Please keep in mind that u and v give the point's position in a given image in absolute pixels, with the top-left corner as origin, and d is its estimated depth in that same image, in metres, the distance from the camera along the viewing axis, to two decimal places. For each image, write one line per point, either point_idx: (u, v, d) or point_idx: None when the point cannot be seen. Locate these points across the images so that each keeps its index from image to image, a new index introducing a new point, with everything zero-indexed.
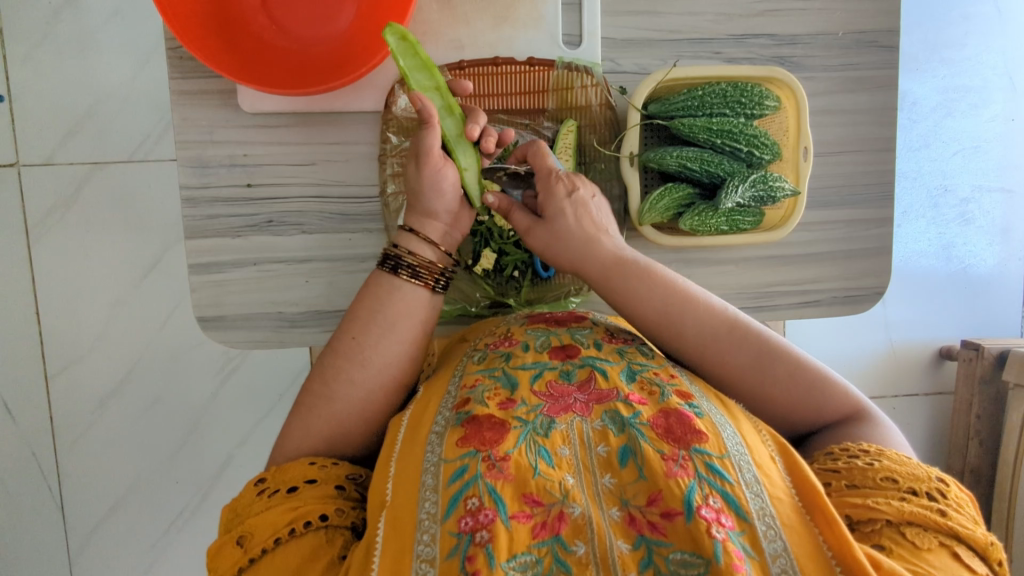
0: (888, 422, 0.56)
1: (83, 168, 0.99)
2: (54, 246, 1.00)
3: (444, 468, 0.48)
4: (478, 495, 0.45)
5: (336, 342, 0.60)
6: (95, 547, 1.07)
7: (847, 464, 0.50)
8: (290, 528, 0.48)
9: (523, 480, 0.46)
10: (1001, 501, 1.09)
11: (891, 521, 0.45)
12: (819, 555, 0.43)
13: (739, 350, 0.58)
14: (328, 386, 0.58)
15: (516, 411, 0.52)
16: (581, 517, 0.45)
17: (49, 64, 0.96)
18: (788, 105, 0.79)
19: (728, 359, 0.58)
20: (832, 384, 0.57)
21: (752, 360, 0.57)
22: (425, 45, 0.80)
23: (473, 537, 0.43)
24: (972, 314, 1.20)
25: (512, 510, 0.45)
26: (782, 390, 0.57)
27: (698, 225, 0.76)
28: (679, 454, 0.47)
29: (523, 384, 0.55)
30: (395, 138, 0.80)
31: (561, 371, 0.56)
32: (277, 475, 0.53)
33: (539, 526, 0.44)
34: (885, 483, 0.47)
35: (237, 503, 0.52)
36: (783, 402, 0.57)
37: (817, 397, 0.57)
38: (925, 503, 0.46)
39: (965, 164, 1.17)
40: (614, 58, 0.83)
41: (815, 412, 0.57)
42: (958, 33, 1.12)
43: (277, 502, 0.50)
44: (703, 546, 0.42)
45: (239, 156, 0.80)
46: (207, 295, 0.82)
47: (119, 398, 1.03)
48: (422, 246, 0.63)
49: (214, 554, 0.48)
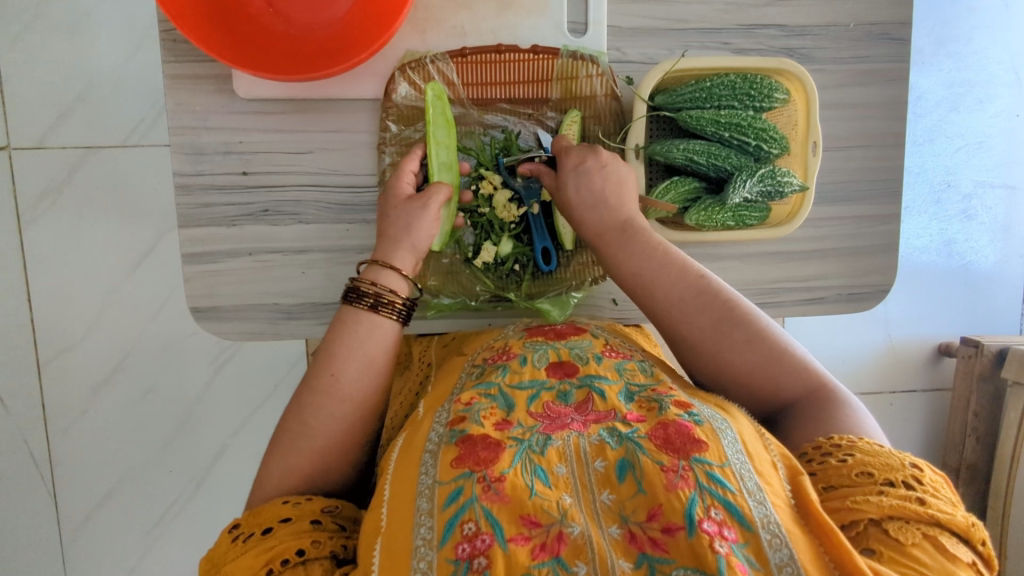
0: (855, 404, 0.54)
1: (75, 152, 0.96)
2: (45, 231, 0.97)
3: (439, 491, 0.47)
4: (474, 520, 0.44)
5: (312, 379, 0.59)
6: (88, 536, 1.06)
7: (821, 466, 0.48)
8: (267, 568, 0.47)
9: (519, 503, 0.45)
10: (996, 499, 1.08)
11: (874, 519, 0.44)
12: (821, 564, 0.41)
13: (700, 314, 0.60)
14: (307, 423, 0.57)
15: (511, 432, 0.51)
16: (580, 537, 0.43)
17: (40, 44, 0.94)
18: (797, 99, 0.77)
19: (691, 330, 0.60)
20: (792, 367, 0.57)
21: (712, 324, 0.60)
22: (426, 31, 0.78)
23: (470, 564, 0.42)
24: (971, 311, 1.19)
25: (508, 533, 0.43)
26: (744, 355, 0.58)
27: (704, 220, 0.75)
28: (679, 465, 0.45)
29: (519, 405, 0.54)
30: (394, 128, 0.78)
31: (558, 392, 0.56)
32: (252, 517, 0.51)
33: (538, 548, 0.43)
34: (861, 478, 0.46)
35: (212, 552, 0.50)
36: (743, 378, 0.58)
37: (772, 369, 0.57)
38: (903, 494, 0.45)
39: (969, 159, 1.15)
40: (620, 47, 0.81)
41: (773, 385, 0.57)
42: (965, 26, 1.11)
43: (250, 546, 0.48)
44: (706, 561, 0.41)
45: (234, 144, 0.78)
46: (201, 285, 0.80)
47: (111, 386, 1.02)
48: (390, 278, 0.65)
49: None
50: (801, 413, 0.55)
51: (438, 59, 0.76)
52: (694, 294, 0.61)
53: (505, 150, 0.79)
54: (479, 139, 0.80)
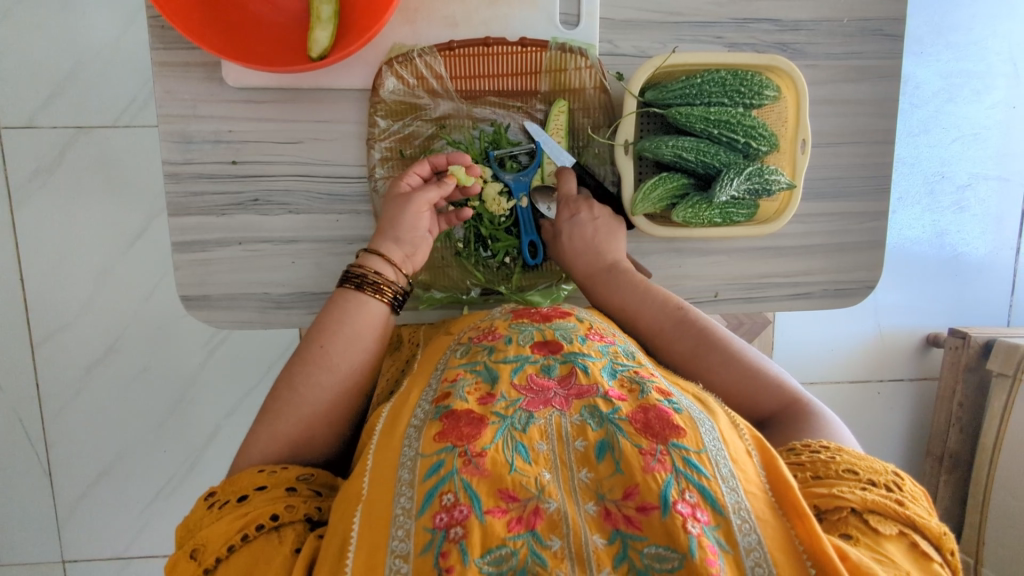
0: (822, 409, 0.58)
1: (66, 132, 0.96)
2: (36, 211, 0.97)
3: (421, 463, 0.47)
4: (454, 491, 0.44)
5: (303, 350, 0.62)
6: (83, 513, 1.08)
7: (810, 458, 0.50)
8: (242, 533, 0.47)
9: (499, 477, 0.45)
10: (977, 486, 1.10)
11: (856, 508, 0.45)
12: (790, 549, 0.42)
13: (680, 339, 0.66)
14: (297, 392, 0.59)
15: (495, 406, 0.51)
16: (556, 513, 0.43)
17: (29, 22, 0.93)
18: (787, 96, 0.77)
19: (675, 352, 0.66)
20: (767, 379, 0.61)
21: (692, 347, 0.65)
22: (416, 21, 0.77)
23: (447, 533, 0.42)
24: (961, 302, 1.19)
25: (486, 505, 0.43)
26: (723, 373, 0.62)
27: (690, 217, 0.75)
28: (657, 449, 0.46)
29: (503, 378, 0.54)
30: (383, 122, 0.79)
31: (542, 365, 0.55)
32: (227, 486, 0.52)
33: (514, 521, 0.43)
34: (847, 475, 0.48)
35: (188, 520, 0.51)
36: (726, 394, 0.62)
37: (750, 381, 0.61)
38: (884, 493, 0.46)
39: (963, 151, 1.15)
40: (612, 40, 0.81)
41: (751, 398, 0.61)
42: (963, 17, 1.11)
43: (226, 512, 0.49)
44: (678, 540, 0.41)
45: (224, 133, 0.78)
46: (191, 273, 0.80)
47: (104, 366, 1.02)
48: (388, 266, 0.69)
49: (170, 572, 0.48)
50: (778, 425, 0.58)
51: (426, 53, 0.77)
52: (677, 322, 0.68)
53: (495, 143, 0.79)
54: (469, 132, 0.80)
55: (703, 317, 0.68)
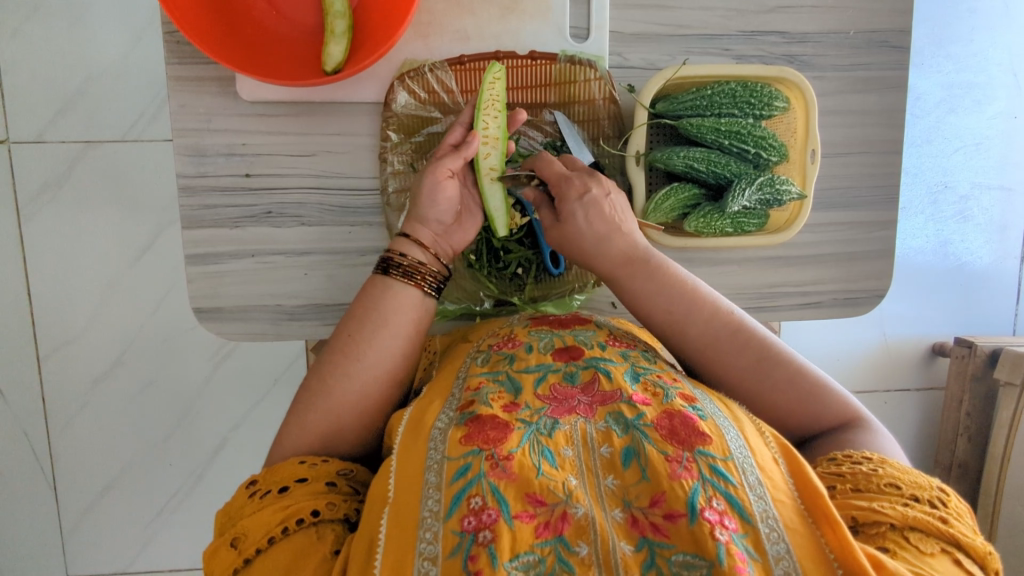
0: (882, 429, 0.57)
1: (75, 147, 0.96)
2: (44, 225, 0.97)
3: (447, 467, 0.47)
4: (481, 495, 0.44)
5: (334, 340, 0.63)
6: (89, 528, 1.07)
7: (850, 469, 0.50)
8: (283, 526, 0.48)
9: (526, 481, 0.45)
10: (986, 496, 1.09)
11: (895, 525, 0.45)
12: (821, 558, 0.42)
13: (738, 353, 0.61)
14: (326, 383, 0.59)
15: (519, 414, 0.51)
16: (584, 518, 0.43)
17: (39, 38, 0.94)
18: (797, 107, 0.78)
19: (730, 370, 0.61)
20: (827, 397, 0.59)
21: (754, 362, 0.60)
22: (429, 36, 0.78)
23: (475, 537, 0.42)
24: (965, 311, 1.19)
25: (514, 509, 0.43)
26: (784, 394, 0.59)
27: (702, 227, 0.76)
28: (683, 456, 0.46)
29: (526, 388, 0.54)
30: (395, 137, 0.79)
31: (564, 373, 0.56)
32: (268, 475, 0.53)
33: (542, 526, 0.43)
34: (889, 489, 0.47)
35: (229, 506, 0.52)
36: (783, 413, 0.59)
37: (813, 404, 0.59)
38: (928, 510, 0.46)
39: (965, 161, 1.16)
40: (622, 53, 0.82)
41: (812, 416, 0.59)
42: (964, 28, 1.12)
43: (267, 503, 0.50)
44: (706, 548, 0.41)
45: (237, 146, 0.78)
46: (204, 285, 0.80)
47: (112, 380, 1.02)
48: (411, 248, 0.67)
49: (209, 557, 0.49)
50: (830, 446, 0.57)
51: (437, 67, 0.78)
52: (730, 333, 0.61)
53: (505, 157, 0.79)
54: None
55: (751, 321, 0.63)
